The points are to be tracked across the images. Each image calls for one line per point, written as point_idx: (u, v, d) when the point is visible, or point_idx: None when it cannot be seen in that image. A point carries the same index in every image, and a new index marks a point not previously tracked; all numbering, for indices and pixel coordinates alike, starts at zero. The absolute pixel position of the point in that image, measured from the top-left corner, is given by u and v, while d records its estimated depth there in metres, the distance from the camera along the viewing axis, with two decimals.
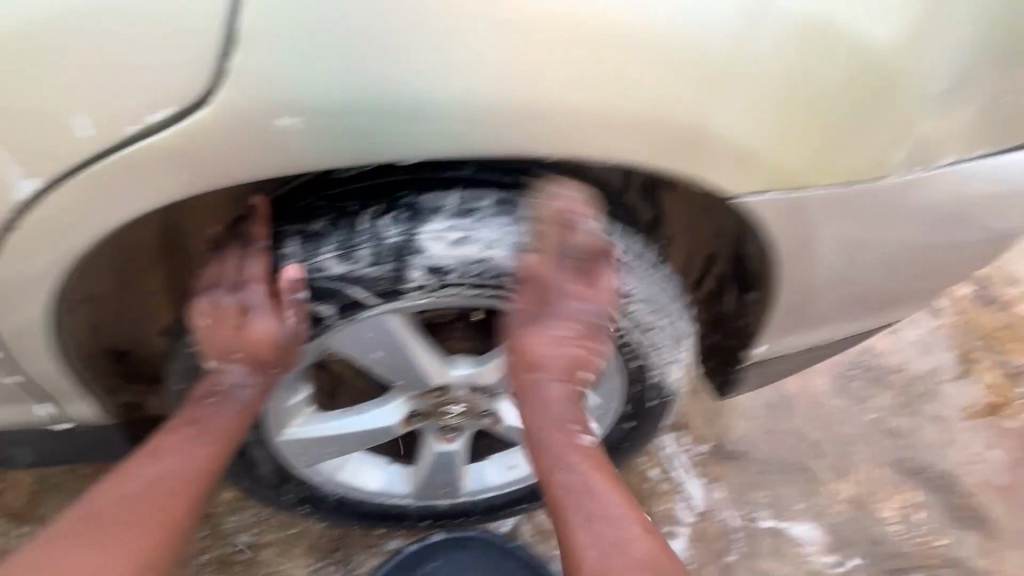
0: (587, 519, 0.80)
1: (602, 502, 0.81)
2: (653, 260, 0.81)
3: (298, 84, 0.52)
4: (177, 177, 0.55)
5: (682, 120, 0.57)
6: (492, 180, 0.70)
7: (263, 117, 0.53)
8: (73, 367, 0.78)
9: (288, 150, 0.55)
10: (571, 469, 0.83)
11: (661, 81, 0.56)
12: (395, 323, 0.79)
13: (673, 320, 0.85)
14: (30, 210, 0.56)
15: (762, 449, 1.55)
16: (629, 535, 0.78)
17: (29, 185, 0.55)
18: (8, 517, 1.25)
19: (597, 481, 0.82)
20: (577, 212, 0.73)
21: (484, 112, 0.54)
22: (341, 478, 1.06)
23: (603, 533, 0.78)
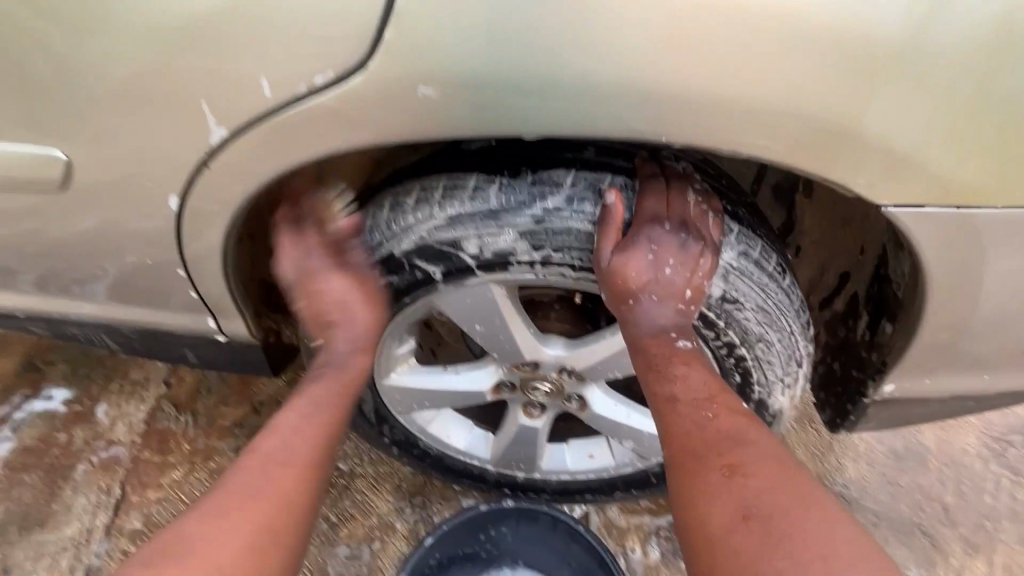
0: (698, 471, 0.66)
1: (723, 452, 0.66)
2: (776, 266, 0.74)
3: (439, 56, 0.56)
4: (335, 133, 0.64)
5: (832, 120, 0.53)
6: (607, 164, 0.70)
7: (405, 86, 0.59)
8: (235, 292, 0.91)
9: (421, 116, 0.60)
10: (686, 411, 0.70)
11: (817, 73, 0.51)
12: (497, 294, 0.81)
13: (788, 335, 0.78)
14: (218, 154, 0.69)
15: (874, 499, 1.37)
16: (781, 473, 0.64)
17: (219, 133, 0.67)
18: (171, 405, 1.48)
19: (712, 430, 0.69)
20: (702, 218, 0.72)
21: (615, 96, 0.55)
22: (431, 431, 1.13)
23: (718, 488, 0.64)
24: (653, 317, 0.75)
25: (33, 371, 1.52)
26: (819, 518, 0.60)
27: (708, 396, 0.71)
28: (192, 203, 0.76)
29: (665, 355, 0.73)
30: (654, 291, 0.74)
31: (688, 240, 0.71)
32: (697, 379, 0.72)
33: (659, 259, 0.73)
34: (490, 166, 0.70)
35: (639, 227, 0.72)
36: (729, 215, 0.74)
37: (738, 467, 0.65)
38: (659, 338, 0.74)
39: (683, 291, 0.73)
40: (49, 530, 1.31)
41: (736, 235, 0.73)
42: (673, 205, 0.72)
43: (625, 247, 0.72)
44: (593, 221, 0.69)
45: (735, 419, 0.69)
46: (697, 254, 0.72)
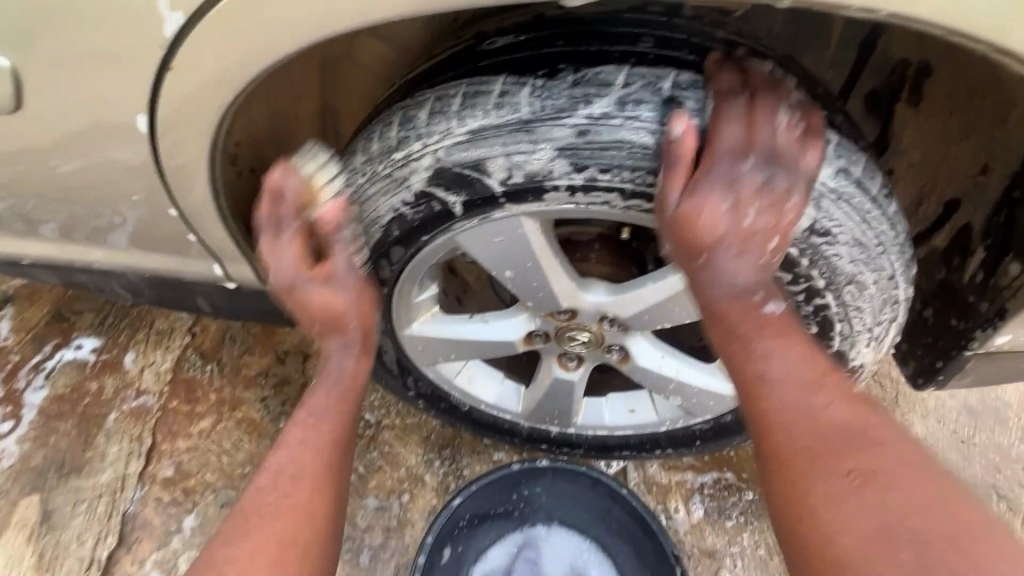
0: (811, 474, 0.54)
1: (842, 451, 0.54)
2: (880, 188, 0.59)
3: None
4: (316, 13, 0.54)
5: None
6: (666, 60, 0.56)
7: None
8: (233, 229, 0.82)
9: None
10: (794, 398, 0.57)
11: None
12: (530, 229, 0.69)
13: (886, 276, 0.64)
14: (181, 52, 0.59)
15: (944, 460, 1.24)
16: (923, 482, 0.51)
17: (174, 20, 0.57)
18: (197, 355, 1.44)
19: (825, 424, 0.55)
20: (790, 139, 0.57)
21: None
22: (457, 383, 1.05)
23: (842, 497, 0.52)
24: (733, 276, 0.60)
25: (62, 321, 1.49)
26: (986, 543, 0.48)
27: (815, 376, 0.58)
28: (159, 115, 0.65)
29: (754, 325, 0.60)
30: (732, 242, 0.59)
31: (774, 179, 0.57)
32: (797, 355, 0.59)
33: (736, 206, 0.58)
34: (520, 66, 0.57)
35: (716, 160, 0.57)
36: (824, 121, 0.59)
37: (866, 472, 0.52)
38: (741, 301, 0.60)
39: (769, 240, 0.58)
40: (84, 477, 1.31)
41: (833, 147, 0.58)
42: (757, 134, 0.57)
43: (696, 187, 0.57)
44: (650, 131, 0.55)
45: (853, 408, 0.56)
46: (785, 193, 0.57)
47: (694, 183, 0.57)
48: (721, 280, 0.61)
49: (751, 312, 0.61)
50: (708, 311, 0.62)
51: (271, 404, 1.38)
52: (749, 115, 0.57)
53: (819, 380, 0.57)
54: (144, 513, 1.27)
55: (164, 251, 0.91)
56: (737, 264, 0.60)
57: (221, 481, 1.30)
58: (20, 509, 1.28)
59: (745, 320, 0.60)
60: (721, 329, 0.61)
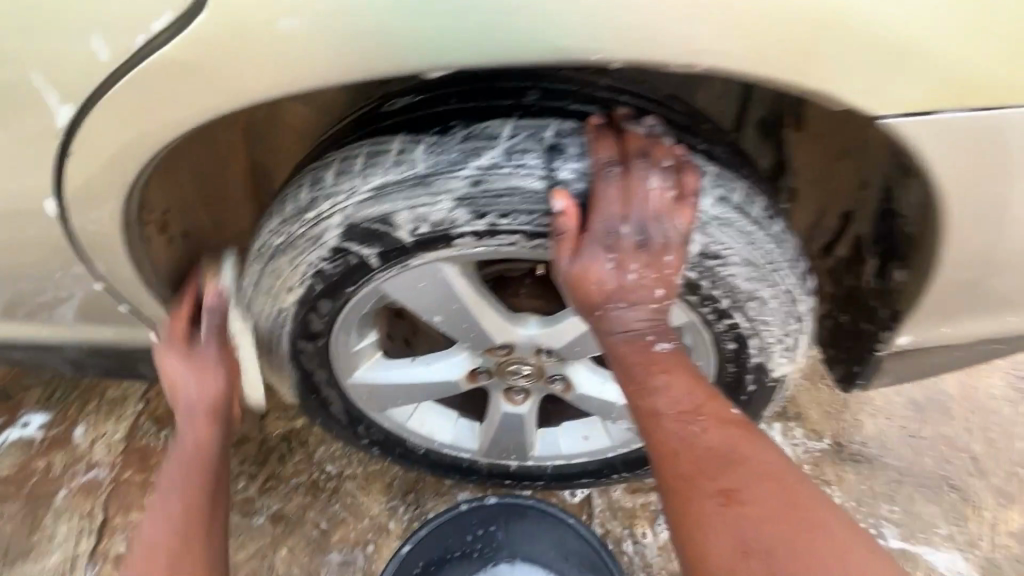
0: (690, 498, 0.55)
1: (718, 475, 0.55)
2: (763, 211, 0.63)
3: None
4: (200, 93, 0.58)
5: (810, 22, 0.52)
6: (550, 109, 0.61)
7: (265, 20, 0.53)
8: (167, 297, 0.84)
9: (287, 55, 0.55)
10: (674, 426, 0.58)
11: None
12: (450, 274, 0.71)
13: (784, 289, 0.68)
14: (81, 141, 0.62)
15: (897, 456, 1.27)
16: (781, 487, 0.54)
17: (63, 112, 0.60)
18: (151, 421, 1.39)
19: (704, 451, 0.56)
20: (659, 191, 0.58)
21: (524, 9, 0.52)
22: (409, 427, 1.04)
23: (712, 516, 0.54)
24: (628, 325, 0.62)
25: (8, 399, 1.42)
26: (831, 537, 0.51)
27: (696, 407, 0.59)
28: (68, 195, 0.67)
29: (641, 361, 0.61)
30: (622, 298, 0.61)
31: (651, 239, 0.58)
32: (677, 386, 0.59)
33: (619, 265, 0.60)
34: (415, 124, 0.61)
35: (594, 219, 0.58)
36: (702, 154, 0.63)
37: (736, 492, 0.54)
38: (636, 348, 0.61)
39: (656, 292, 0.61)
40: (32, 562, 1.25)
41: (710, 178, 0.62)
42: (634, 198, 0.58)
43: (579, 251, 0.59)
44: (539, 176, 0.59)
45: (730, 433, 0.57)
46: (662, 251, 0.59)
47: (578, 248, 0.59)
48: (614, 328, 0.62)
49: (641, 351, 0.61)
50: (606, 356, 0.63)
51: None
52: (617, 168, 0.58)
53: (699, 408, 0.59)
54: None
55: (102, 322, 0.91)
56: (629, 315, 0.61)
57: None
58: None
59: (638, 360, 0.61)
60: (621, 368, 0.62)
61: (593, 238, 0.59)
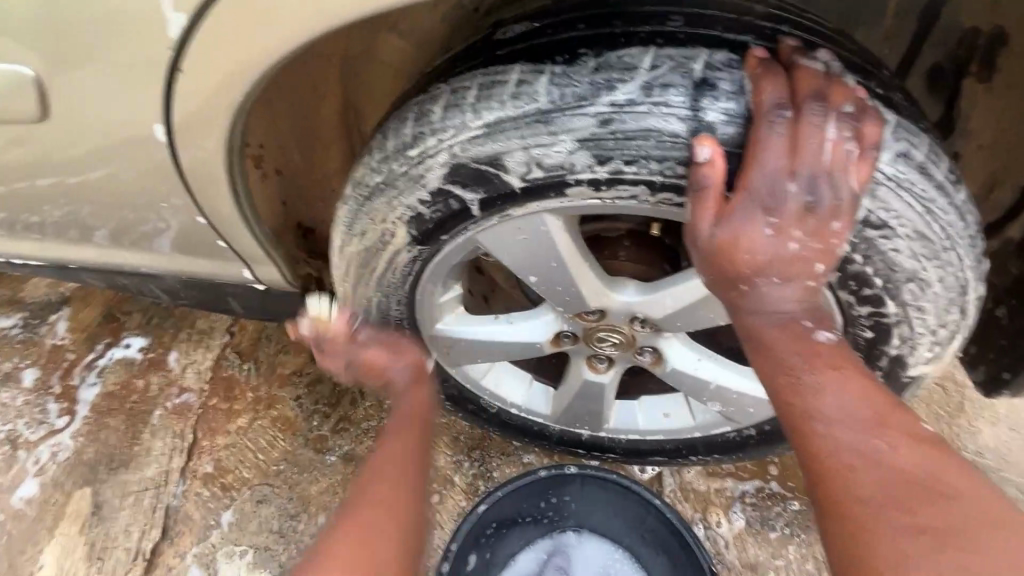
0: (874, 529, 0.46)
1: (913, 505, 0.46)
2: (947, 172, 0.53)
3: None
4: (324, 5, 0.54)
5: None
6: (698, 38, 0.52)
7: None
8: (258, 233, 0.83)
9: None
10: (853, 439, 0.50)
11: None
12: (554, 228, 0.65)
13: (955, 270, 0.57)
14: (194, 53, 0.60)
15: (1021, 471, 1.11)
16: (1002, 534, 0.44)
17: (178, 20, 0.58)
18: (235, 354, 1.47)
19: (890, 471, 0.48)
20: (832, 144, 0.49)
21: None
22: (485, 385, 1.02)
23: (913, 558, 0.44)
24: (772, 303, 0.55)
25: (112, 322, 1.53)
26: None
27: (875, 417, 0.51)
28: (177, 117, 0.66)
29: (801, 353, 0.54)
30: (776, 272, 0.53)
31: (821, 203, 0.50)
32: (845, 391, 0.53)
33: (780, 232, 0.51)
34: (538, 52, 0.54)
35: (752, 175, 0.50)
36: (879, 100, 0.52)
37: (942, 530, 0.44)
38: (790, 336, 0.55)
39: (811, 266, 0.53)
40: (131, 471, 1.36)
41: (890, 129, 0.51)
42: (804, 153, 0.49)
43: (728, 213, 0.51)
44: (680, 118, 0.51)
45: (920, 455, 0.49)
46: (829, 216, 0.51)
47: (732, 208, 0.51)
48: (762, 308, 0.55)
49: (799, 346, 0.55)
50: (750, 348, 0.57)
51: (305, 402, 1.39)
52: (783, 113, 0.49)
53: (877, 419, 0.51)
54: (185, 508, 1.31)
55: (198, 254, 0.92)
56: (777, 291, 0.54)
57: (257, 478, 1.33)
58: (73, 501, 1.33)
59: (794, 353, 0.54)
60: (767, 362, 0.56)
61: (753, 197, 0.50)
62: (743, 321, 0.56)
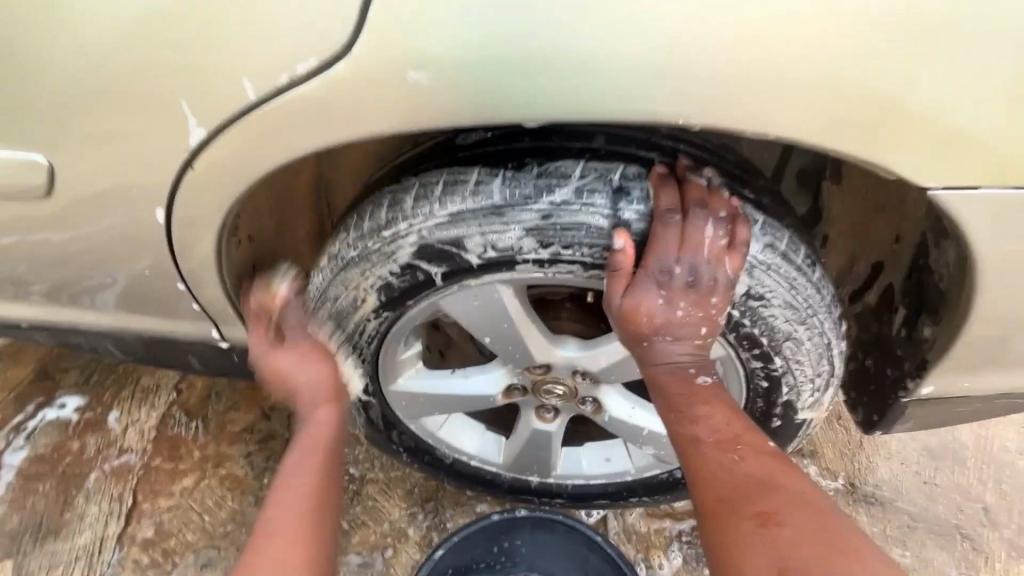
0: (729, 523, 0.59)
1: (755, 498, 0.59)
2: (804, 258, 0.69)
3: (429, 40, 0.54)
4: (324, 126, 0.61)
5: (874, 89, 0.51)
6: (618, 154, 0.66)
7: (397, 71, 0.56)
8: (233, 296, 0.89)
9: (411, 102, 0.58)
10: (713, 454, 0.65)
11: (869, 48, 0.50)
12: (506, 296, 0.76)
13: (818, 332, 0.72)
14: (198, 154, 0.67)
15: (910, 501, 1.27)
16: (819, 519, 0.57)
17: (197, 133, 0.65)
18: (182, 413, 1.44)
19: (738, 475, 0.62)
20: (711, 239, 0.65)
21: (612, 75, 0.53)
22: (441, 436, 1.09)
23: (752, 540, 0.56)
24: (670, 356, 0.70)
25: (45, 380, 1.47)
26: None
27: (735, 435, 0.66)
28: (172, 202, 0.73)
29: (686, 394, 0.69)
30: (669, 330, 0.69)
31: (701, 281, 0.66)
32: (714, 417, 0.68)
33: (669, 300, 0.67)
34: (490, 159, 0.67)
35: (650, 260, 0.65)
36: (751, 204, 0.68)
37: (773, 517, 0.57)
38: (680, 379, 0.69)
39: (700, 328, 0.68)
40: (60, 540, 1.28)
41: (760, 226, 0.67)
42: (688, 245, 0.65)
43: (631, 287, 0.66)
44: (604, 215, 0.64)
45: (766, 462, 0.63)
46: (709, 291, 0.66)
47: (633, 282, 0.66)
48: (659, 357, 0.70)
49: (684, 385, 0.69)
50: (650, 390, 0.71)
51: (255, 459, 1.38)
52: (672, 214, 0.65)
53: (734, 438, 0.66)
54: None
55: (164, 313, 0.96)
56: (674, 348, 0.69)
57: (201, 542, 1.29)
58: None
59: (682, 392, 0.69)
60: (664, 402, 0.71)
61: (649, 275, 0.65)
62: (643, 365, 0.71)
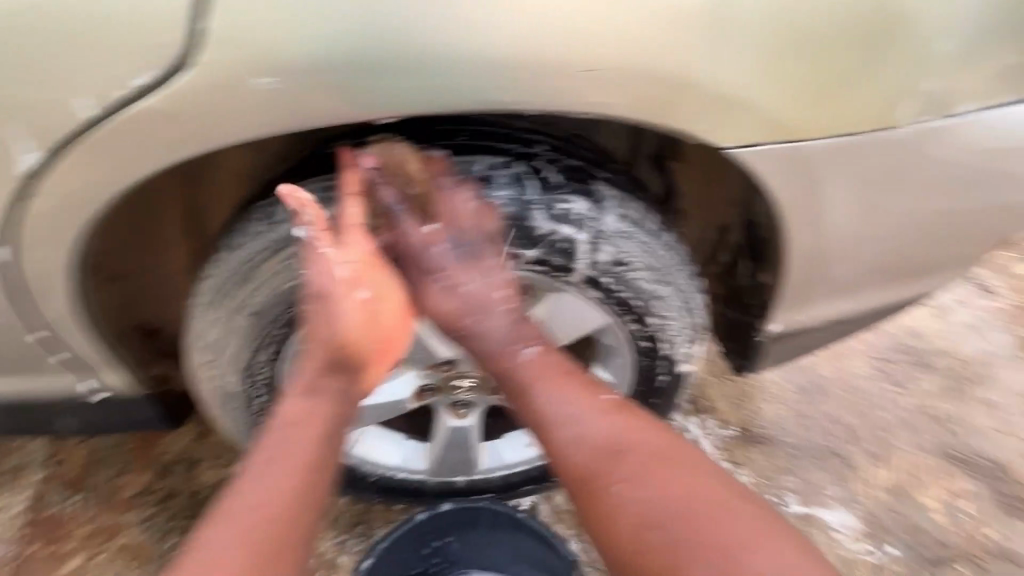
0: (600, 491, 0.70)
1: (617, 466, 0.70)
2: (653, 223, 0.79)
3: (265, 48, 0.57)
4: (171, 139, 0.60)
5: (663, 70, 0.61)
6: (478, 148, 0.74)
7: (238, 78, 0.58)
8: (104, 337, 0.84)
9: (258, 108, 0.59)
10: (580, 428, 0.73)
11: (652, 32, 0.59)
12: None
13: (678, 288, 0.83)
14: (32, 181, 0.64)
15: (791, 433, 1.45)
16: (667, 468, 0.70)
17: (29, 158, 0.63)
18: (60, 487, 1.26)
19: (604, 448, 0.72)
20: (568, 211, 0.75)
21: (448, 67, 0.58)
22: (360, 451, 1.09)
23: (618, 502, 0.69)
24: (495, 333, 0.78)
25: None
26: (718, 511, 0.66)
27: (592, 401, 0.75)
28: (19, 237, 0.69)
29: (539, 370, 0.77)
30: (478, 304, 0.78)
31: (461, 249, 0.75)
32: (569, 390, 0.75)
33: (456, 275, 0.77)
34: None
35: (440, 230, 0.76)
36: (603, 181, 0.77)
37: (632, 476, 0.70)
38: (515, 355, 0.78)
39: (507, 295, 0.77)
40: None
41: (611, 200, 0.77)
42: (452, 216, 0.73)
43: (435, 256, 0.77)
44: (472, 205, 0.73)
45: (623, 427, 0.73)
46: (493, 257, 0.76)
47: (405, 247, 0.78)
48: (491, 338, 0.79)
49: (524, 358, 0.78)
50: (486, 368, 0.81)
51: (156, 522, 1.24)
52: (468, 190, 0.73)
53: (587, 403, 0.75)
54: None
55: (22, 371, 0.87)
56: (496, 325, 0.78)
57: None
58: None
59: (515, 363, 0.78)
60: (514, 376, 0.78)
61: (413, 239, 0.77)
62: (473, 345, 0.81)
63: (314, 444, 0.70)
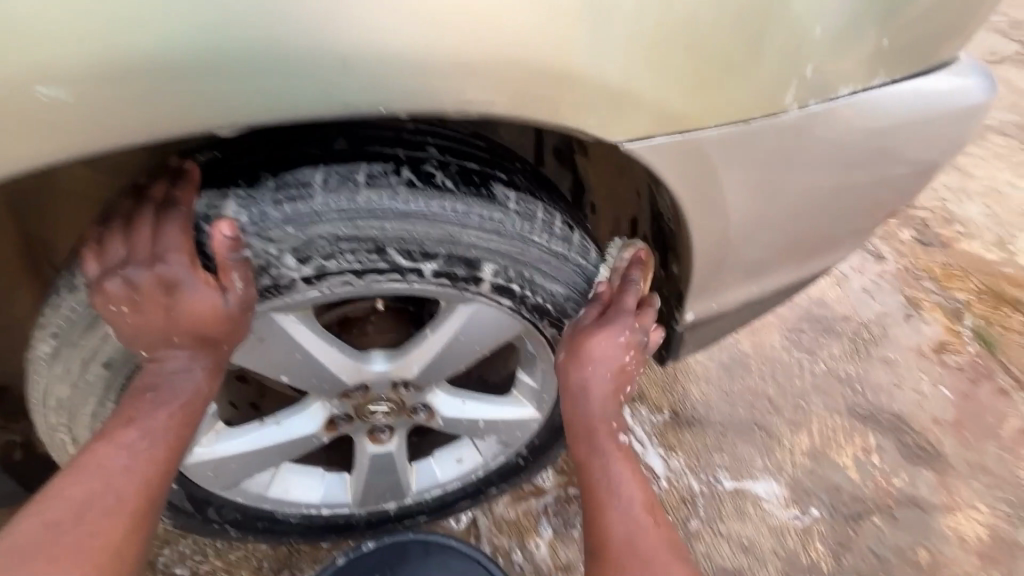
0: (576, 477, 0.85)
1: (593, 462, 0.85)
2: (560, 223, 0.77)
3: (46, 49, 0.48)
4: None
5: (541, 62, 0.57)
6: (359, 154, 0.68)
7: (18, 89, 0.49)
8: None
9: (50, 123, 0.50)
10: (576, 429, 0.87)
11: (525, 22, 0.55)
12: (287, 322, 0.76)
13: (592, 286, 0.81)
14: None
15: (718, 411, 1.49)
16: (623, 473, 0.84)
17: None
18: None
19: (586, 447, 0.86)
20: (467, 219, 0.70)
21: (292, 67, 0.51)
22: (271, 495, 0.97)
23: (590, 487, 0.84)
24: None
25: None
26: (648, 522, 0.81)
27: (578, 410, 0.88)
28: None
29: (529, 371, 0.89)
30: None
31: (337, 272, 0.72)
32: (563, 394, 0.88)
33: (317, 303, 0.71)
34: (219, 181, 0.66)
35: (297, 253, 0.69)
36: (503, 183, 0.73)
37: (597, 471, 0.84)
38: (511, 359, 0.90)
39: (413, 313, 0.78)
40: None
41: (515, 201, 0.73)
42: None
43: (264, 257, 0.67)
44: (358, 218, 0.66)
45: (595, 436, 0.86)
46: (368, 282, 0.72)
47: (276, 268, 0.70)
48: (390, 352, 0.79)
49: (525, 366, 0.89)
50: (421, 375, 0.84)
51: None
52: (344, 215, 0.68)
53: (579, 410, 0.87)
54: None
55: None
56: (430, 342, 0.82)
57: None
58: None
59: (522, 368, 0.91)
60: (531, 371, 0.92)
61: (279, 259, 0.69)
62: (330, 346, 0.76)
63: (150, 464, 0.70)
